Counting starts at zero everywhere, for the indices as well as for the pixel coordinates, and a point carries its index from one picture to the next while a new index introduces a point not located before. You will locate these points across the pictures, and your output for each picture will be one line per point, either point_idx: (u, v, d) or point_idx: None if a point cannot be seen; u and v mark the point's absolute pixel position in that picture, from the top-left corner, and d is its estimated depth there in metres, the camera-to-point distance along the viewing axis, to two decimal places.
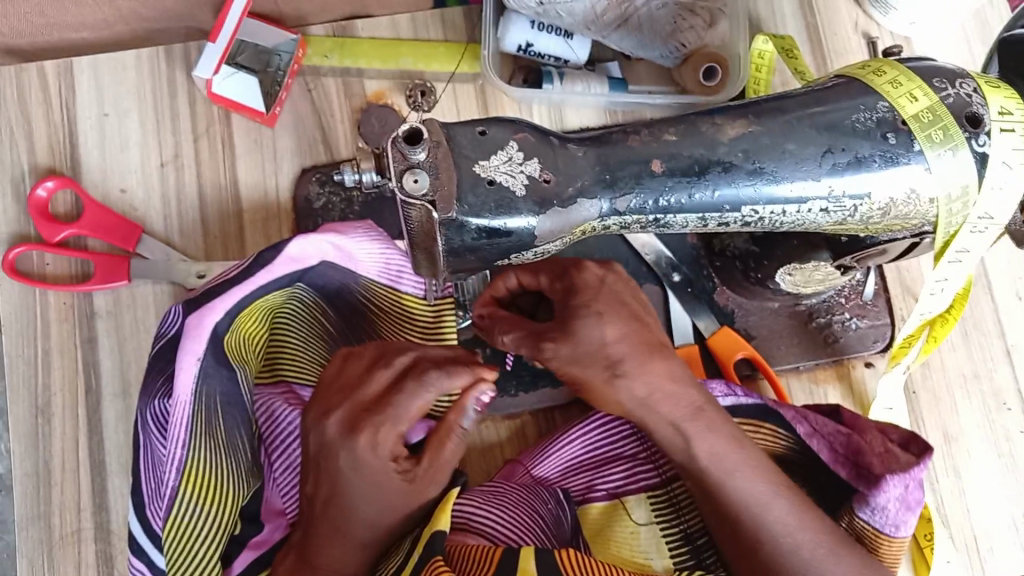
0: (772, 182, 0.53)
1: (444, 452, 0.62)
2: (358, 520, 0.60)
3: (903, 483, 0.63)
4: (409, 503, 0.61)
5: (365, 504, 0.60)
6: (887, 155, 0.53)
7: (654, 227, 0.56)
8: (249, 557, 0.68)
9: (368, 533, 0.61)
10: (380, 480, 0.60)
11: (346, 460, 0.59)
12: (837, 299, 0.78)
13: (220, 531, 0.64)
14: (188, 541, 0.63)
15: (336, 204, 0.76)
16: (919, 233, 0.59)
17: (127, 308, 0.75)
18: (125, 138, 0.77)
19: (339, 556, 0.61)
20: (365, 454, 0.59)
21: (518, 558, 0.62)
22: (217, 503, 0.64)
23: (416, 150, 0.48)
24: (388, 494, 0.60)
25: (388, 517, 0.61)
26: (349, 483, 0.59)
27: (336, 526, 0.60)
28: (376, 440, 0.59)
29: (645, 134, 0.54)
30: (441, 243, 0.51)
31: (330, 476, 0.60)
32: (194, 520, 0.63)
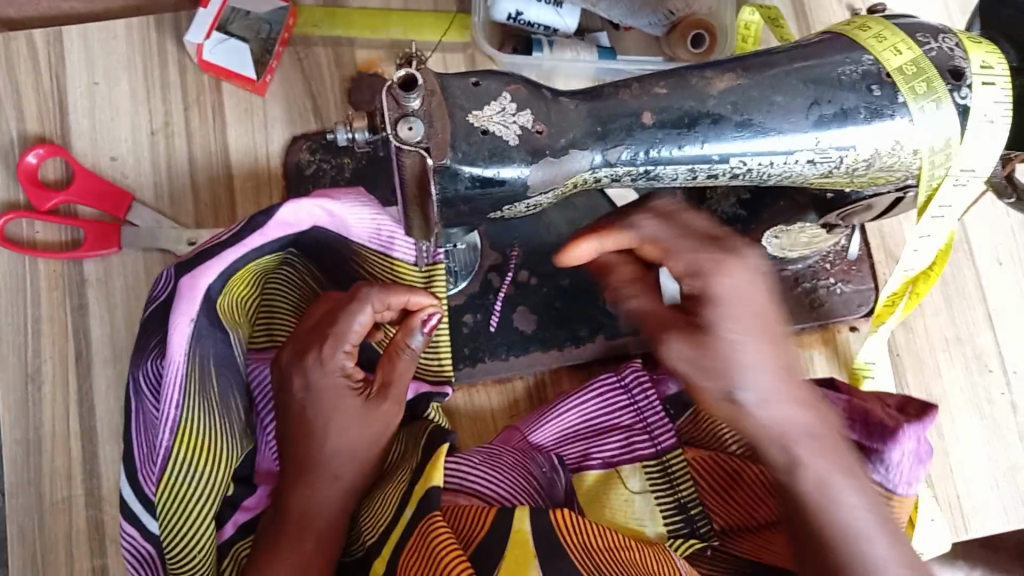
0: (759, 133, 0.54)
1: (397, 369, 0.68)
2: (323, 446, 0.66)
3: (915, 437, 0.66)
4: (369, 427, 0.67)
5: (332, 427, 0.66)
6: (872, 107, 0.54)
7: (645, 179, 0.57)
8: (239, 519, 0.69)
9: (342, 463, 0.66)
10: (336, 399, 0.66)
11: (299, 381, 0.66)
12: (822, 265, 0.79)
13: (212, 491, 0.65)
14: (183, 502, 0.63)
15: (327, 171, 0.76)
16: (903, 186, 0.60)
17: (118, 275, 0.75)
18: (115, 107, 0.77)
19: (318, 500, 0.65)
20: (314, 370, 0.66)
21: (514, 518, 0.63)
22: (211, 462, 0.64)
23: (410, 98, 0.49)
24: (345, 415, 0.66)
25: (352, 447, 0.67)
26: (306, 405, 0.66)
27: (308, 462, 0.66)
28: (320, 359, 0.66)
29: (636, 88, 0.55)
30: (435, 192, 0.52)
31: (290, 402, 0.66)
32: (189, 481, 0.63)
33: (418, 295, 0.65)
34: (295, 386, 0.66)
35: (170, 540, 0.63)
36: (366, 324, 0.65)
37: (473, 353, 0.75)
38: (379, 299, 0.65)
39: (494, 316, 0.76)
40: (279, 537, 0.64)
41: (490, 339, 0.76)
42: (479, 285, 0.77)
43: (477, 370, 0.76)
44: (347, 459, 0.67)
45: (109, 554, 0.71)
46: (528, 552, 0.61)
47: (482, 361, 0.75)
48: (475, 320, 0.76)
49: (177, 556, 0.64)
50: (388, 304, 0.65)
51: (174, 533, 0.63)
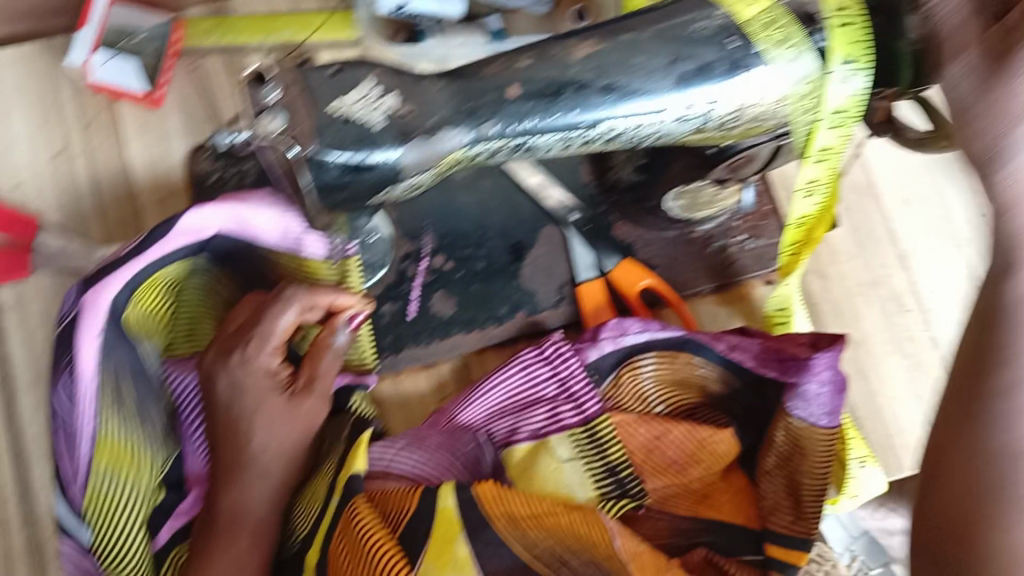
0: (624, 96, 0.55)
1: (322, 366, 0.69)
2: (252, 446, 0.65)
3: (830, 366, 0.66)
4: (295, 422, 0.67)
5: (261, 425, 0.65)
6: (730, 59, 0.55)
7: (521, 151, 0.58)
8: (173, 527, 0.69)
9: (272, 462, 0.66)
10: (259, 397, 0.66)
11: (224, 382, 0.65)
12: (732, 222, 0.80)
13: (138, 499, 0.66)
14: (111, 513, 0.64)
15: (228, 178, 0.74)
16: (778, 134, 0.61)
17: (34, 300, 0.75)
18: (15, 134, 0.77)
19: (247, 497, 0.65)
20: (239, 370, 0.65)
21: (436, 497, 0.63)
22: (130, 470, 0.65)
23: (266, 92, 0.51)
24: (273, 411, 0.66)
25: (281, 444, 0.66)
26: (233, 405, 0.65)
27: (234, 464, 0.65)
28: (246, 358, 0.66)
29: (500, 63, 0.56)
30: (305, 182, 0.53)
31: (215, 404, 0.65)
32: (113, 490, 0.64)
33: (345, 294, 0.68)
34: (219, 386, 0.66)
35: (104, 551, 0.64)
36: (293, 322, 0.67)
37: (394, 343, 0.76)
38: (305, 298, 0.67)
39: (411, 304, 0.77)
40: (211, 537, 0.64)
41: (410, 326, 0.77)
42: (394, 274, 0.77)
43: (400, 357, 0.76)
44: (276, 455, 0.66)
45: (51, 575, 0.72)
46: (454, 528, 0.62)
47: (407, 347, 0.76)
48: (394, 309, 0.77)
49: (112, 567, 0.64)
50: (315, 303, 0.67)
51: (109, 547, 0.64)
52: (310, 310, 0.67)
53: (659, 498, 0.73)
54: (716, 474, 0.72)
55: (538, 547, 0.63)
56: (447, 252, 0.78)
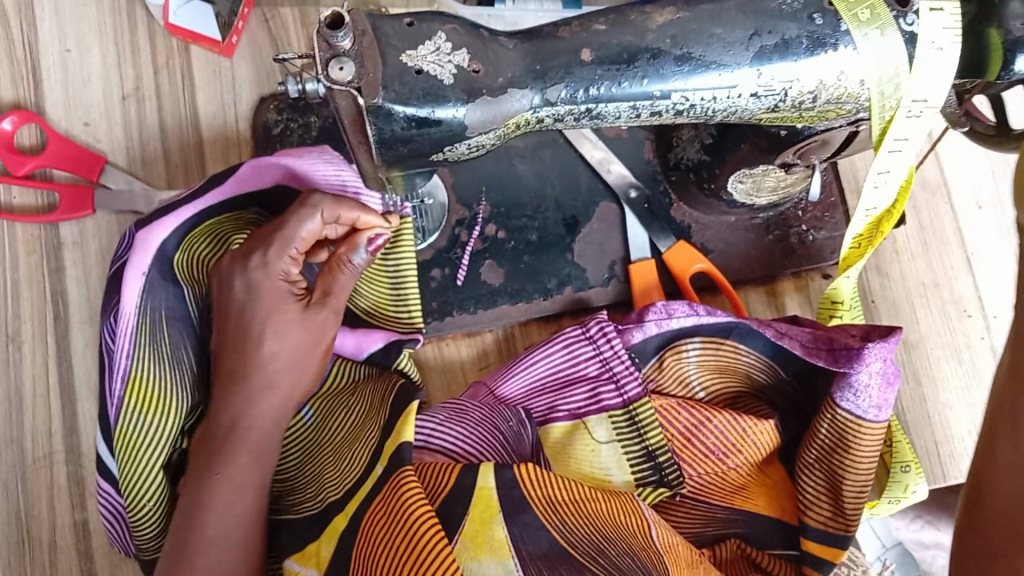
0: (700, 67, 0.54)
1: (338, 282, 0.64)
2: (258, 354, 0.62)
3: (882, 355, 0.64)
4: (308, 334, 0.63)
5: (271, 335, 0.62)
6: (814, 36, 0.54)
7: (588, 118, 0.57)
8: None
9: (276, 374, 0.62)
10: (275, 304, 0.62)
11: (240, 282, 0.62)
12: (794, 212, 0.78)
13: (166, 444, 0.65)
14: (136, 455, 0.64)
15: (294, 129, 0.77)
16: (855, 120, 0.59)
17: (93, 238, 0.76)
18: (87, 73, 0.78)
19: (252, 410, 0.61)
20: (257, 272, 0.62)
21: (476, 475, 0.60)
22: (162, 415, 0.65)
23: (340, 37, 0.49)
24: (287, 320, 0.63)
25: (290, 357, 0.63)
26: (247, 307, 0.62)
27: (239, 371, 0.62)
28: (265, 259, 0.62)
29: (575, 25, 0.55)
30: (372, 133, 0.52)
31: (228, 307, 0.62)
32: (140, 431, 0.64)
33: (368, 213, 0.64)
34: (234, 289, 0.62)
35: (126, 493, 0.64)
36: (315, 233, 0.63)
37: (441, 307, 0.76)
38: (331, 209, 0.62)
39: (461, 271, 0.76)
40: (211, 448, 0.61)
41: (458, 293, 0.76)
42: (447, 239, 0.77)
43: (445, 323, 0.76)
44: (285, 365, 0.63)
45: (90, 508, 0.73)
46: (493, 509, 0.58)
47: (452, 314, 0.76)
48: (444, 275, 0.76)
49: (131, 508, 0.65)
50: (339, 217, 0.63)
51: (131, 485, 0.64)
52: (334, 225, 0.63)
53: (694, 488, 0.70)
54: (753, 466, 0.71)
55: (574, 534, 0.59)
56: (502, 222, 0.77)
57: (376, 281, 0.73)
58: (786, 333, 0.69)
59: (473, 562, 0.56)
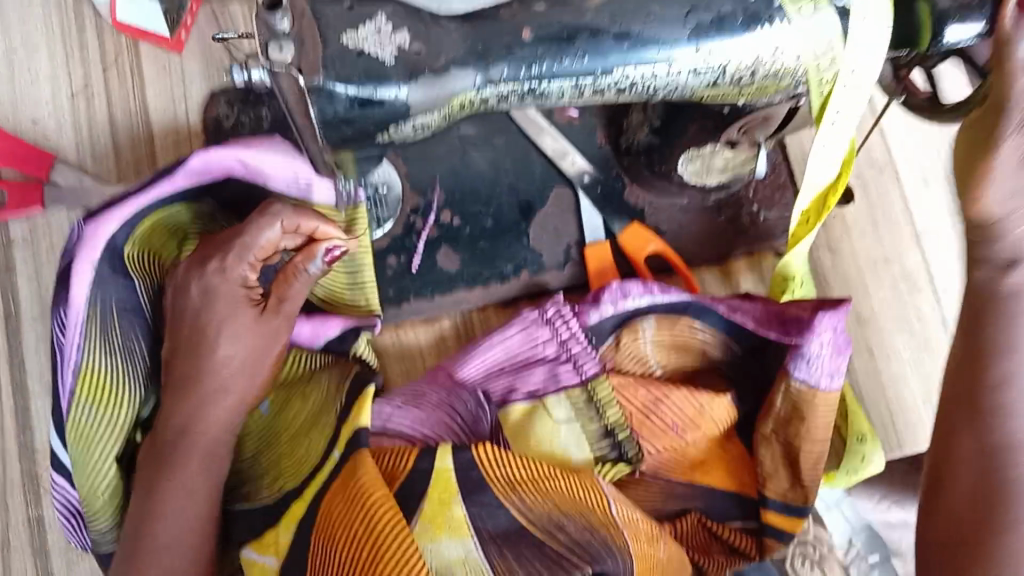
0: (639, 43, 0.55)
1: (293, 289, 0.63)
2: (211, 365, 0.61)
3: (833, 325, 0.65)
4: (260, 339, 0.63)
5: (226, 342, 0.62)
6: (750, 11, 0.55)
7: (532, 97, 0.57)
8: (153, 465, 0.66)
9: (227, 380, 0.62)
10: (231, 308, 0.62)
11: (196, 290, 0.61)
12: (745, 192, 0.79)
13: (119, 437, 0.64)
14: (89, 447, 0.63)
15: (245, 122, 0.76)
16: (794, 96, 0.60)
17: (43, 235, 0.76)
18: (35, 71, 0.78)
19: (201, 419, 0.61)
20: (216, 278, 0.61)
21: (434, 458, 0.59)
22: (114, 407, 0.64)
23: (278, 18, 0.49)
24: (239, 323, 0.62)
25: (241, 359, 0.62)
26: (203, 314, 0.61)
27: (191, 379, 0.61)
28: (223, 266, 0.61)
29: (517, 6, 0.55)
30: (314, 115, 0.52)
31: (185, 312, 0.62)
32: (94, 425, 0.63)
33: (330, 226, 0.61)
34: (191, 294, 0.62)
35: (81, 487, 0.63)
36: (274, 242, 0.61)
37: (398, 296, 0.76)
38: (291, 219, 0.60)
39: (415, 259, 0.76)
40: (160, 460, 0.61)
41: (414, 281, 0.76)
42: (402, 228, 0.77)
43: (403, 311, 0.76)
44: (240, 370, 0.62)
45: (44, 507, 0.71)
46: (451, 491, 0.59)
47: (409, 303, 0.76)
48: (400, 263, 0.76)
49: (86, 502, 0.63)
50: (300, 228, 0.61)
51: (86, 480, 0.63)
52: (292, 233, 0.61)
53: (654, 463, 0.70)
54: (712, 441, 0.71)
55: (534, 511, 0.59)
56: (458, 207, 0.77)
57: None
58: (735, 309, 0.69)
59: (433, 544, 0.57)
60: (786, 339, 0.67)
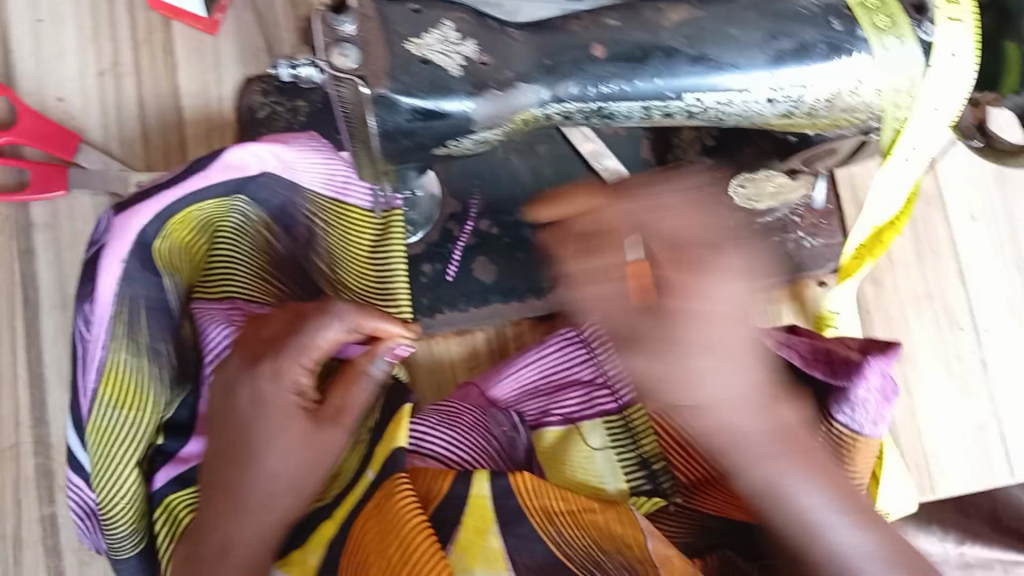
0: (716, 67, 0.52)
1: (353, 397, 0.59)
2: (256, 474, 0.55)
3: (882, 372, 0.65)
4: (308, 452, 0.56)
5: (271, 452, 0.55)
6: (832, 41, 0.52)
7: (598, 117, 0.55)
8: (171, 472, 0.64)
9: (272, 493, 0.55)
10: (283, 419, 0.56)
11: (246, 395, 0.56)
12: (792, 218, 0.77)
13: (141, 439, 0.62)
14: (109, 448, 0.61)
15: (280, 114, 0.73)
16: (865, 130, 0.58)
17: (65, 220, 0.73)
18: (61, 45, 0.74)
19: (242, 532, 0.54)
20: (268, 384, 0.56)
21: (470, 483, 0.59)
22: (138, 408, 0.62)
23: (343, 21, 0.47)
24: (289, 436, 0.56)
25: (291, 476, 0.56)
26: (250, 421, 0.56)
27: (233, 486, 0.55)
28: (275, 368, 0.56)
29: (586, 19, 0.53)
30: (373, 125, 0.50)
31: (230, 419, 0.56)
32: (116, 427, 0.61)
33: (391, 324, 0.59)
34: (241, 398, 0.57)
35: (98, 489, 0.61)
36: (334, 342, 0.58)
37: (431, 305, 0.73)
38: (354, 320, 0.58)
39: (450, 267, 0.74)
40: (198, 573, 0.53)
41: (449, 290, 0.74)
42: (439, 233, 0.74)
43: (436, 321, 0.74)
44: (288, 484, 0.56)
45: (57, 503, 0.70)
46: (486, 520, 0.57)
47: (442, 312, 0.73)
48: (435, 271, 0.74)
49: (103, 506, 0.61)
50: (361, 327, 0.58)
51: (104, 483, 0.61)
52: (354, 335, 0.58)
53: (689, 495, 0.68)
54: None
55: (571, 546, 0.57)
56: (496, 217, 0.75)
57: (353, 244, 0.69)
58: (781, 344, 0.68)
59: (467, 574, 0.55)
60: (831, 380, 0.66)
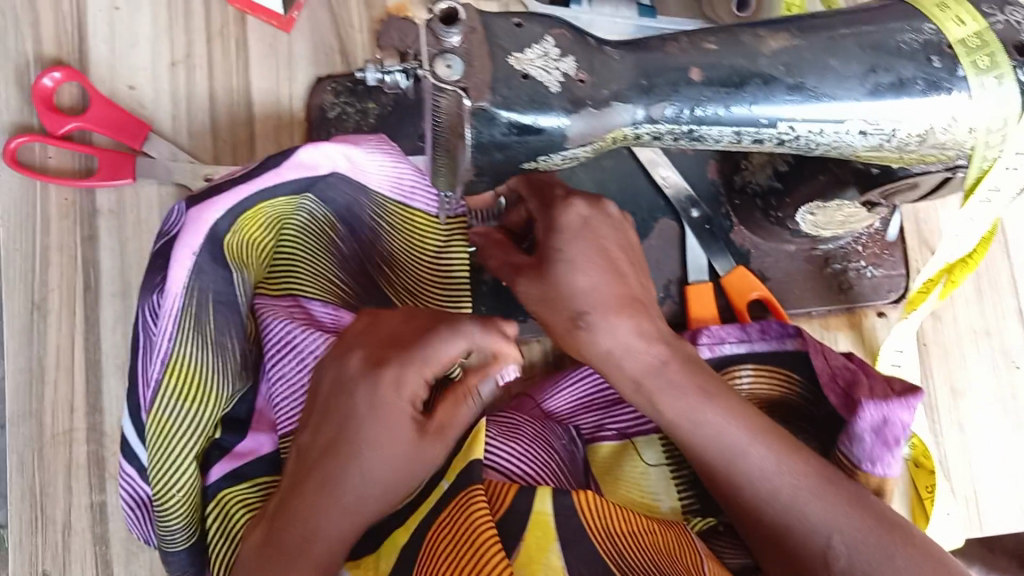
0: (812, 97, 0.52)
1: (458, 414, 0.57)
2: (357, 475, 0.52)
3: (879, 413, 0.62)
4: (410, 466, 0.54)
5: (376, 457, 0.53)
6: (930, 78, 0.52)
7: (688, 139, 0.54)
8: (225, 468, 0.63)
9: (366, 498, 0.53)
10: (394, 429, 0.53)
11: (363, 396, 0.53)
12: (854, 246, 0.76)
13: (201, 431, 0.62)
14: (169, 440, 0.61)
15: (350, 115, 0.73)
16: (953, 167, 0.57)
17: (130, 208, 0.73)
18: (137, 34, 0.75)
19: (326, 528, 0.52)
20: (387, 390, 0.53)
21: (532, 499, 0.58)
22: (200, 402, 0.61)
23: (450, 33, 0.47)
24: (399, 445, 0.53)
25: (388, 480, 0.53)
26: (360, 424, 0.53)
27: (331, 482, 0.52)
28: (399, 377, 0.53)
29: (685, 41, 0.53)
30: (469, 137, 0.49)
31: (338, 416, 0.54)
32: (176, 418, 0.60)
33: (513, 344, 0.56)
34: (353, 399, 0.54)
35: (154, 480, 0.60)
36: (454, 358, 0.54)
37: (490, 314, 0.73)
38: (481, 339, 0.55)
39: None
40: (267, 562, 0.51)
41: (510, 300, 0.73)
42: None
43: None
44: (381, 491, 0.53)
45: (108, 491, 0.70)
46: (549, 536, 0.57)
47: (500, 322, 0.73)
48: (496, 281, 0.73)
49: (158, 497, 0.60)
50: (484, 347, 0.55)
51: (160, 474, 0.60)
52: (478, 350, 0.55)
53: None
54: None
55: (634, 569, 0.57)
56: None
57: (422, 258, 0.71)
58: (826, 355, 0.66)
59: None
60: (842, 409, 0.65)
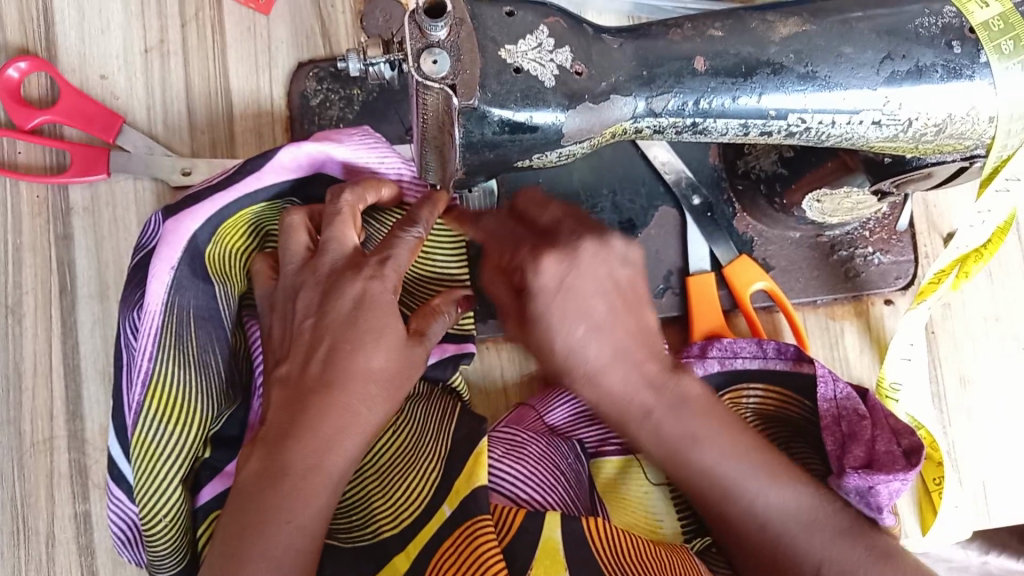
0: (824, 87, 0.49)
1: (435, 328, 0.58)
2: (356, 378, 0.52)
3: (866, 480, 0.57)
4: (405, 365, 0.55)
5: (375, 355, 0.53)
6: (950, 65, 0.49)
7: (691, 132, 0.51)
8: (218, 488, 0.60)
9: (366, 402, 0.53)
10: (387, 319, 0.54)
11: (353, 295, 0.54)
12: (861, 232, 0.74)
13: (188, 454, 0.58)
14: (155, 464, 0.57)
15: (334, 102, 0.70)
16: (970, 156, 0.55)
17: (106, 206, 0.69)
18: (107, 20, 0.71)
19: (338, 442, 0.51)
20: (377, 287, 0.54)
21: (542, 525, 0.56)
22: (185, 424, 0.58)
23: (436, 25, 0.44)
24: (392, 338, 0.54)
25: (387, 377, 0.54)
26: (355, 322, 0.53)
27: (333, 385, 0.52)
28: (378, 272, 0.55)
29: (688, 28, 0.49)
30: (459, 136, 0.46)
31: (330, 315, 0.54)
32: (161, 442, 0.57)
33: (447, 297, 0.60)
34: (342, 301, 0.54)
35: (141, 506, 0.57)
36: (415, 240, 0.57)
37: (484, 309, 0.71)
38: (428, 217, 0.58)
39: None
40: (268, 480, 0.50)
41: None
42: None
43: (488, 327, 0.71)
44: (380, 388, 0.53)
45: (91, 501, 0.67)
46: (558, 565, 0.55)
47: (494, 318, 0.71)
48: None
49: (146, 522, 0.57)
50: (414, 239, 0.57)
51: (147, 500, 0.57)
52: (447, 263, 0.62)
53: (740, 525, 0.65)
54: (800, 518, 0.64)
55: None
56: None
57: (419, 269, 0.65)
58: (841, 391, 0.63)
59: None
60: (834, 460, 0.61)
